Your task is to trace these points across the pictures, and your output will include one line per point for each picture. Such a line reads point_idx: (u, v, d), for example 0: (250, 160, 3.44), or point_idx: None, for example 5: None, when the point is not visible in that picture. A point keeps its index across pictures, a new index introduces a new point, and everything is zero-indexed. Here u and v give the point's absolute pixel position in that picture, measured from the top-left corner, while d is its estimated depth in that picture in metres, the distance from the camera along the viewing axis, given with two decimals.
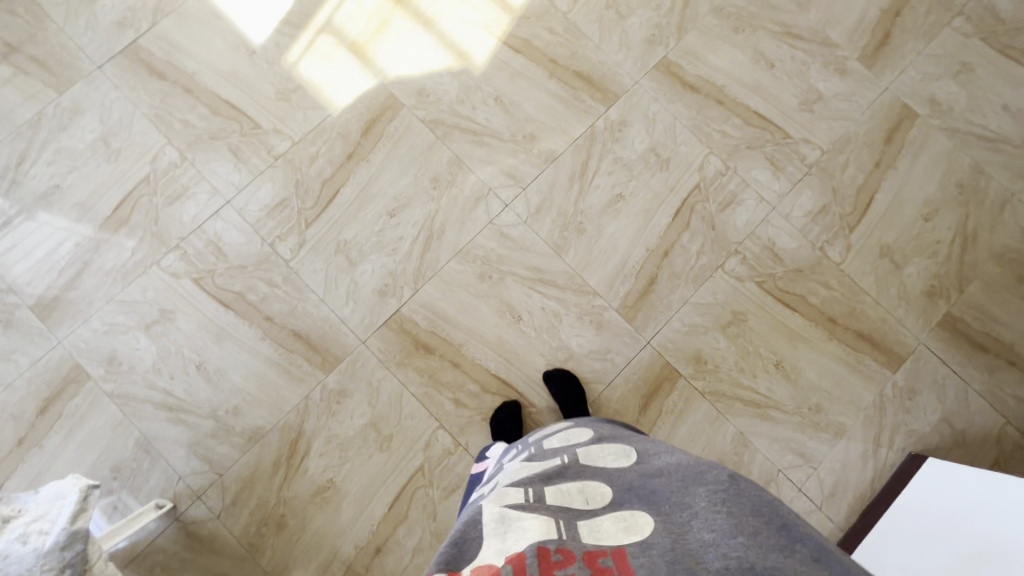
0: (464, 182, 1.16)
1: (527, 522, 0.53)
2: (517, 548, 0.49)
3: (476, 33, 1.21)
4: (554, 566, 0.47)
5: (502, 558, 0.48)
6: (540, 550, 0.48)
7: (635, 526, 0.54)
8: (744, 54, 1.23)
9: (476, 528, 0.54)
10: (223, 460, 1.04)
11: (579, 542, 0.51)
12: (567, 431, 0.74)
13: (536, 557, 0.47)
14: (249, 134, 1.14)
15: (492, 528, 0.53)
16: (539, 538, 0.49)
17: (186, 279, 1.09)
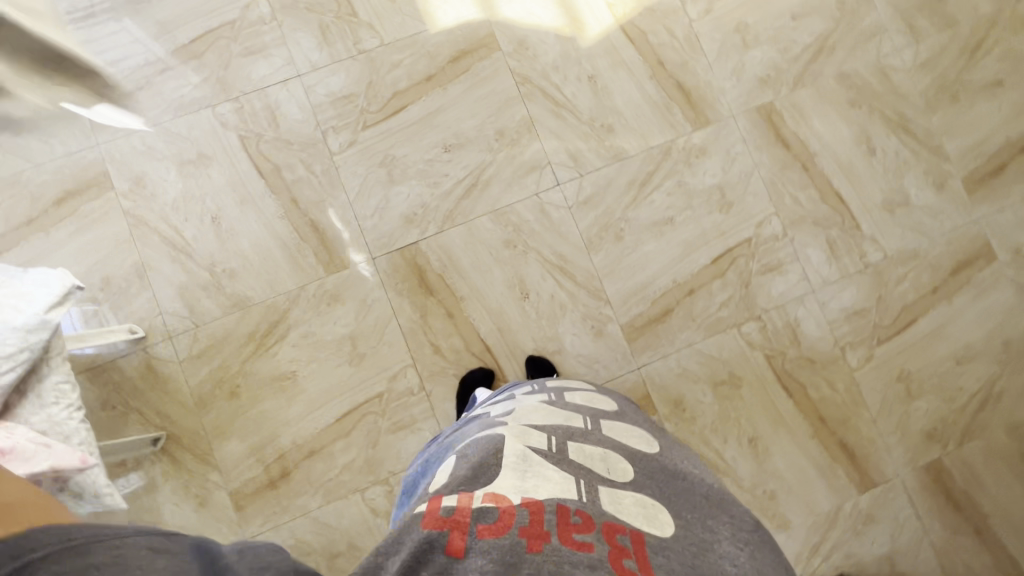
0: (527, 147, 1.13)
1: (549, 471, 0.51)
2: (537, 496, 0.47)
3: (596, 6, 1.16)
4: (571, 528, 0.45)
5: (519, 497, 0.47)
6: (558, 508, 0.47)
7: (656, 518, 0.50)
8: (851, 130, 1.18)
9: (490, 465, 0.51)
10: (204, 313, 1.06)
11: (599, 510, 0.49)
12: (588, 392, 0.75)
13: (554, 513, 0.46)
14: (343, 19, 1.12)
15: (511, 461, 0.52)
16: (559, 494, 0.48)
17: (233, 133, 1.09)
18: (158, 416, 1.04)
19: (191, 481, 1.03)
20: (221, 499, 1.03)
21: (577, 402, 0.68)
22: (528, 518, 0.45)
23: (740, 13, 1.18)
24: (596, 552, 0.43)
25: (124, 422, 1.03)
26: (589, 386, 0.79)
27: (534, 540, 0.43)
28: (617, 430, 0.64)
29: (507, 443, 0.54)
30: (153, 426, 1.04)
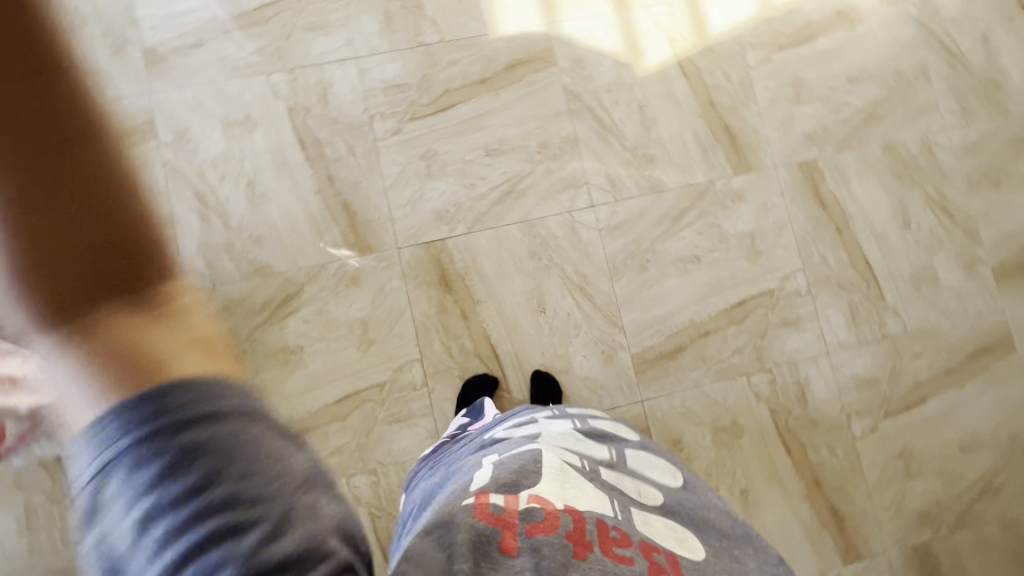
0: (567, 164, 1.14)
1: (585, 487, 0.51)
2: (578, 506, 0.47)
3: (658, 38, 1.17)
4: (611, 541, 0.44)
5: (561, 503, 0.47)
6: (598, 522, 0.46)
7: (688, 544, 0.49)
8: (889, 201, 1.18)
9: (530, 473, 0.51)
10: (223, 275, 1.07)
11: (635, 528, 0.48)
12: (610, 420, 0.74)
13: (594, 526, 0.45)
14: (408, 10, 1.13)
15: (550, 473, 0.52)
16: (597, 508, 0.48)
17: (283, 103, 1.10)
18: None
19: None
20: None
21: (601, 427, 0.68)
22: (570, 524, 0.44)
23: (797, 67, 1.19)
24: (637, 566, 0.41)
25: None
26: (606, 415, 0.78)
27: (581, 547, 0.42)
28: (642, 460, 0.64)
29: (544, 459, 0.54)
30: None
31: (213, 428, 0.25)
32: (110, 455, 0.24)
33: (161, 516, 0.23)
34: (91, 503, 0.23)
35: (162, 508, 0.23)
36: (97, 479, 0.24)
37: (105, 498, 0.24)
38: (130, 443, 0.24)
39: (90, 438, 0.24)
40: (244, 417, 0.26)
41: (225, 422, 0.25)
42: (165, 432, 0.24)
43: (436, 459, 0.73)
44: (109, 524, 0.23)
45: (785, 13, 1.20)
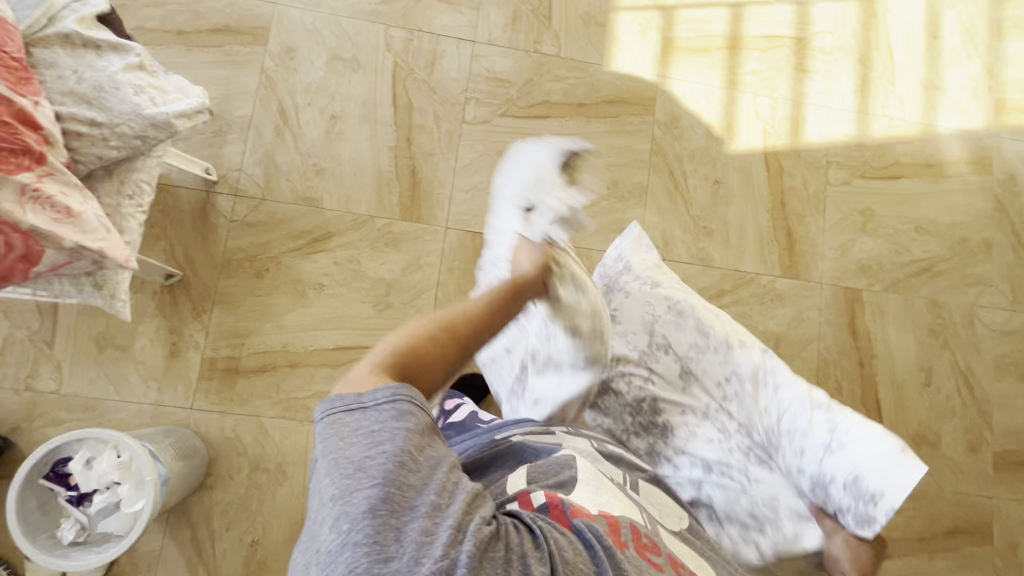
0: (630, 209, 1.15)
1: (616, 495, 0.51)
2: (612, 512, 0.47)
3: (755, 126, 1.20)
4: (645, 548, 0.45)
5: (596, 509, 0.47)
6: (632, 528, 0.46)
7: (705, 568, 0.49)
8: (918, 355, 1.18)
9: (568, 479, 0.51)
10: (275, 191, 1.08)
11: (663, 542, 0.48)
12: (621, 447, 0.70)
13: (628, 531, 0.45)
14: (537, 17, 1.17)
15: (585, 480, 0.51)
16: (630, 516, 0.48)
17: (390, 57, 1.13)
18: (183, 257, 1.04)
19: (176, 328, 1.03)
20: (192, 360, 1.02)
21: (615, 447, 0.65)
22: (607, 526, 0.44)
23: (873, 200, 1.21)
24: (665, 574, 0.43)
25: (151, 246, 1.04)
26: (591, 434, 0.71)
27: (620, 541, 0.43)
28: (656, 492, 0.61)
29: (579, 463, 0.54)
30: (174, 263, 1.04)
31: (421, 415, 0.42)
32: (364, 405, 0.41)
33: (373, 436, 0.39)
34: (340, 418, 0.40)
35: (386, 429, 0.40)
36: (345, 409, 0.41)
37: (351, 420, 0.41)
38: (377, 398, 0.42)
39: (354, 393, 0.42)
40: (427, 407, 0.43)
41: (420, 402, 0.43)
42: (389, 398, 0.42)
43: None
44: (351, 431, 0.40)
45: (878, 146, 1.23)
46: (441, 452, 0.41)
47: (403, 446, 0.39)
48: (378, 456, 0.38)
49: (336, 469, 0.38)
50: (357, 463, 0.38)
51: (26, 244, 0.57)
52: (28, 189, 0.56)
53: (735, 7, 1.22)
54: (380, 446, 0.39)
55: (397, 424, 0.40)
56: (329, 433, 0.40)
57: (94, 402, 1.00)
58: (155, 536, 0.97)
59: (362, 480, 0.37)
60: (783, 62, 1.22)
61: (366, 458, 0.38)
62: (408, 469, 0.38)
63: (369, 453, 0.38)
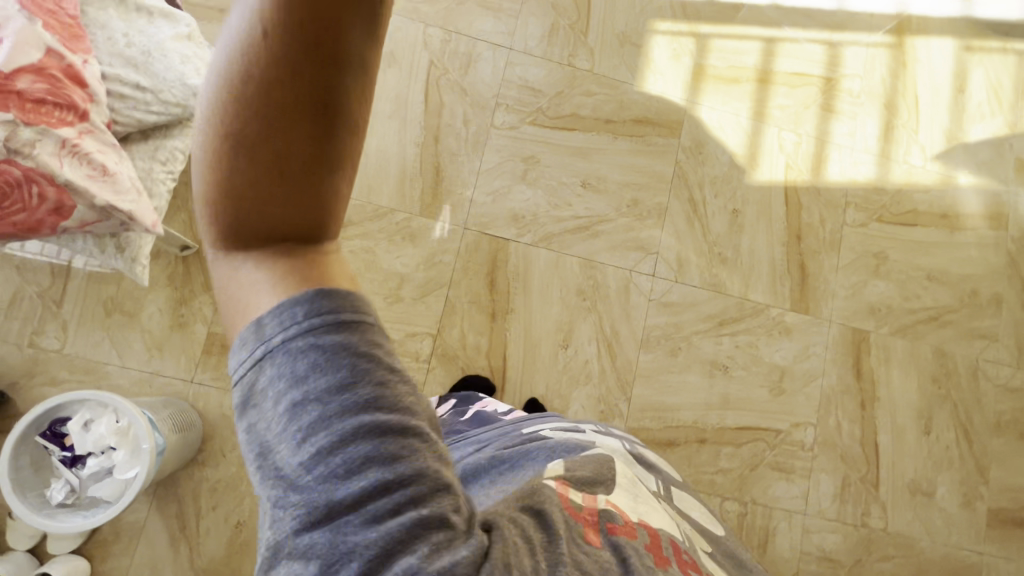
0: (647, 228, 1.16)
1: (653, 503, 0.49)
2: (652, 522, 0.45)
3: (777, 159, 1.21)
4: (686, 565, 0.43)
5: (637, 519, 0.44)
6: (672, 543, 0.44)
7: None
8: (920, 401, 1.18)
9: (605, 476, 0.48)
10: None
11: (700, 559, 0.46)
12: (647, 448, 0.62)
13: (668, 546, 0.43)
14: (574, 31, 1.19)
15: (622, 484, 0.49)
16: (668, 530, 0.46)
17: (427, 55, 1.14)
18: (200, 230, 1.04)
19: (185, 300, 1.02)
20: (198, 333, 1.02)
21: (641, 449, 0.60)
22: (648, 542, 0.42)
23: (888, 243, 1.22)
24: None
25: (170, 216, 1.04)
26: (610, 428, 0.63)
27: (659, 558, 0.41)
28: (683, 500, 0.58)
29: (616, 467, 0.51)
30: (191, 235, 1.04)
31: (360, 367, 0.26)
32: (280, 360, 0.26)
33: (296, 421, 0.25)
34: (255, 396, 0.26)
35: (317, 407, 0.25)
36: (252, 362, 0.26)
37: (268, 394, 0.26)
38: (291, 338, 0.25)
39: (255, 319, 0.26)
40: (367, 321, 0.27)
41: (352, 323, 0.26)
42: (305, 333, 0.25)
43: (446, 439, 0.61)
44: (273, 420, 0.26)
45: (897, 192, 1.24)
46: (399, 411, 0.26)
47: (340, 438, 0.25)
48: (311, 463, 0.25)
49: (266, 486, 0.26)
50: (289, 479, 0.25)
51: (59, 198, 0.56)
52: (67, 144, 0.56)
53: (768, 42, 1.24)
54: (313, 441, 0.25)
55: (337, 404, 0.25)
56: (241, 417, 0.27)
57: (95, 365, 0.99)
58: (139, 506, 0.96)
59: (301, 506, 0.25)
60: (811, 99, 1.24)
61: (301, 473, 0.25)
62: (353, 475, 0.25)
63: (304, 462, 0.25)
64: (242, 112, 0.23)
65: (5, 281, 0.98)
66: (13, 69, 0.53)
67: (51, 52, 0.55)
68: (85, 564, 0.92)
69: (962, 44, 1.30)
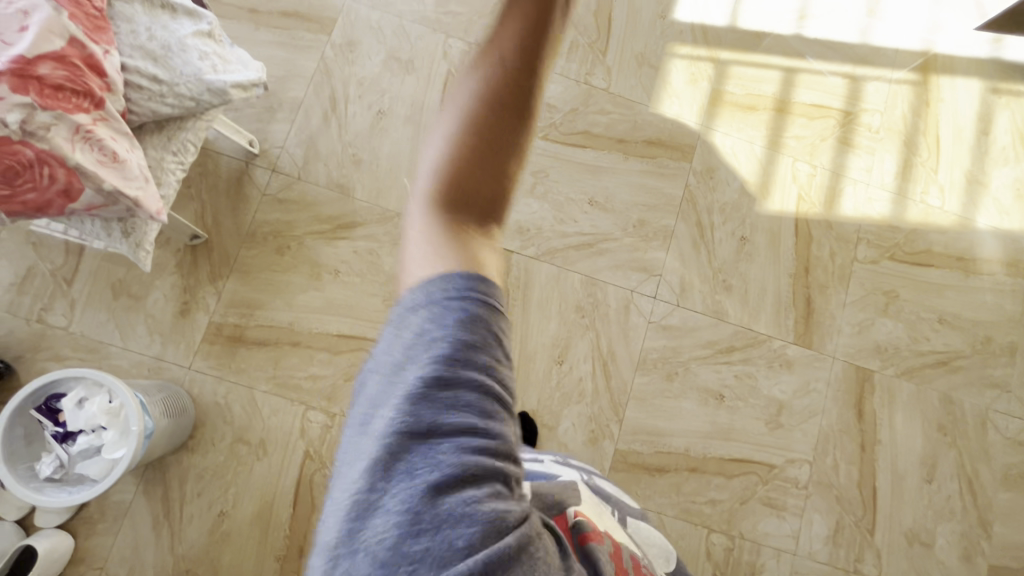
0: (652, 250, 1.15)
1: (614, 525, 0.49)
2: (614, 537, 0.46)
3: (790, 190, 1.20)
4: None
5: (603, 535, 0.45)
6: (631, 561, 0.45)
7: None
8: (923, 447, 1.14)
9: (570, 492, 0.49)
10: (311, 173, 1.10)
11: None
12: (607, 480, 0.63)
13: (629, 564, 0.44)
14: (592, 50, 1.20)
15: (587, 502, 0.50)
16: (629, 550, 0.46)
17: (446, 65, 1.16)
18: (211, 221, 1.07)
19: (190, 288, 1.05)
20: (199, 321, 1.04)
21: (602, 480, 0.61)
22: (613, 557, 0.43)
23: (899, 283, 1.20)
24: None
25: (183, 205, 1.06)
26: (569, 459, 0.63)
27: (619, 570, 0.42)
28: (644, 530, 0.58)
29: (578, 490, 0.52)
30: (202, 225, 1.07)
31: (488, 342, 0.35)
32: (431, 309, 0.35)
33: (434, 362, 0.34)
34: (406, 329, 0.35)
35: (451, 355, 0.34)
36: (415, 310, 0.36)
37: (415, 331, 0.35)
38: (448, 305, 0.35)
39: (428, 288, 0.36)
40: (501, 317, 0.36)
41: (492, 313, 0.36)
42: (466, 304, 0.35)
43: None
44: (412, 347, 0.35)
45: (912, 231, 1.21)
46: (504, 387, 0.35)
47: (462, 383, 0.34)
48: (436, 391, 0.33)
49: (388, 392, 0.35)
50: (411, 395, 0.34)
51: (68, 180, 0.58)
52: (81, 129, 0.58)
53: (788, 72, 1.24)
54: (440, 376, 0.34)
55: (467, 358, 0.34)
56: (389, 339, 0.36)
57: (98, 345, 1.01)
58: (127, 487, 0.97)
59: (412, 417, 0.33)
60: (828, 132, 1.23)
61: (421, 394, 0.33)
62: (460, 413, 0.34)
63: (427, 387, 0.34)
64: (473, 135, 0.38)
65: (21, 257, 1.02)
66: (36, 55, 0.55)
67: (74, 42, 0.58)
68: (69, 540, 0.94)
69: (989, 86, 1.27)
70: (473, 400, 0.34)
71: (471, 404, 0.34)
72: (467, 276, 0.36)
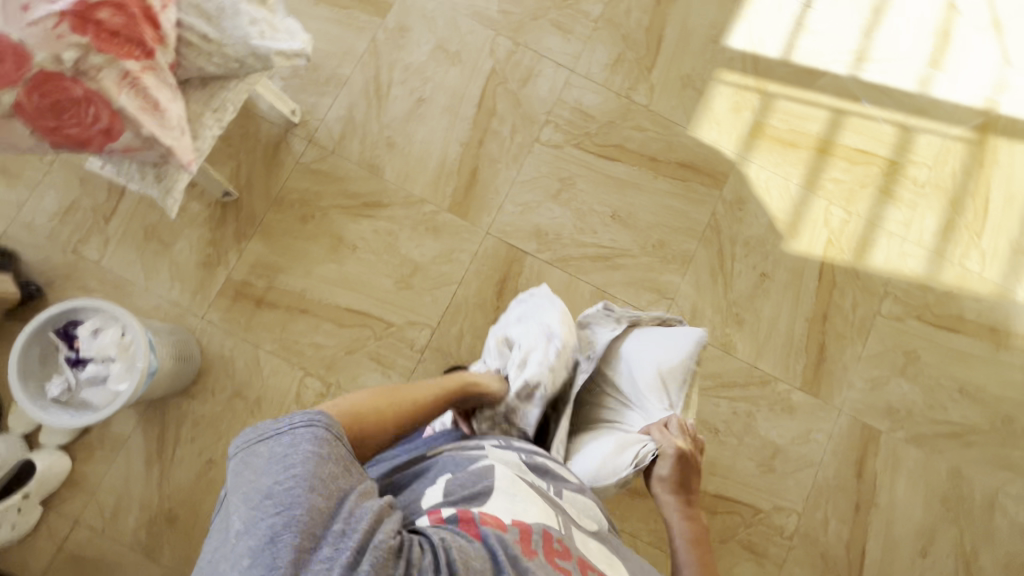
0: (668, 273, 1.14)
1: (531, 500, 0.58)
2: (524, 519, 0.54)
3: (819, 233, 1.17)
4: (553, 550, 0.52)
5: (509, 518, 0.54)
6: (543, 532, 0.54)
7: (617, 568, 0.58)
8: (921, 519, 1.09)
9: (479, 486, 0.58)
10: (345, 149, 1.13)
11: (573, 543, 0.56)
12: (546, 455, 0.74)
13: (539, 535, 0.53)
14: (638, 65, 1.20)
15: (501, 486, 0.59)
16: (543, 521, 0.56)
17: (491, 61, 1.17)
18: (245, 181, 1.11)
19: (215, 242, 1.09)
20: (218, 274, 1.08)
21: (537, 457, 0.71)
22: (516, 533, 0.52)
23: (921, 345, 1.15)
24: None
25: (222, 162, 1.11)
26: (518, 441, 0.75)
27: (524, 545, 0.51)
28: (576, 499, 0.68)
29: (496, 474, 0.61)
30: (236, 183, 1.11)
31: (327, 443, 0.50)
32: (278, 434, 0.49)
33: (285, 467, 0.47)
34: (256, 451, 0.48)
35: (295, 458, 0.47)
36: (267, 440, 0.49)
37: (264, 450, 0.48)
38: (292, 428, 0.50)
39: (277, 424, 0.50)
40: (333, 425, 0.51)
41: (325, 424, 0.51)
42: (317, 420, 0.51)
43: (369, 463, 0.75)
44: (263, 461, 0.48)
45: (944, 293, 1.16)
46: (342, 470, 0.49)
47: (307, 471, 0.46)
48: (287, 482, 0.46)
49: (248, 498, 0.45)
50: (266, 493, 0.45)
51: (110, 122, 0.62)
52: (129, 75, 0.62)
53: (836, 112, 1.21)
54: (288, 474, 0.46)
55: (311, 452, 0.48)
56: (243, 461, 0.48)
57: (123, 283, 1.07)
58: (128, 421, 1.02)
59: (271, 507, 0.44)
60: (869, 180, 1.19)
61: (276, 487, 0.45)
62: (317, 479, 0.46)
63: (279, 481, 0.46)
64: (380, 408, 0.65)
65: (67, 189, 1.08)
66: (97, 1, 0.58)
67: None
68: (65, 461, 0.99)
69: None
70: (316, 481, 0.46)
71: (314, 483, 0.46)
72: (311, 415, 0.51)
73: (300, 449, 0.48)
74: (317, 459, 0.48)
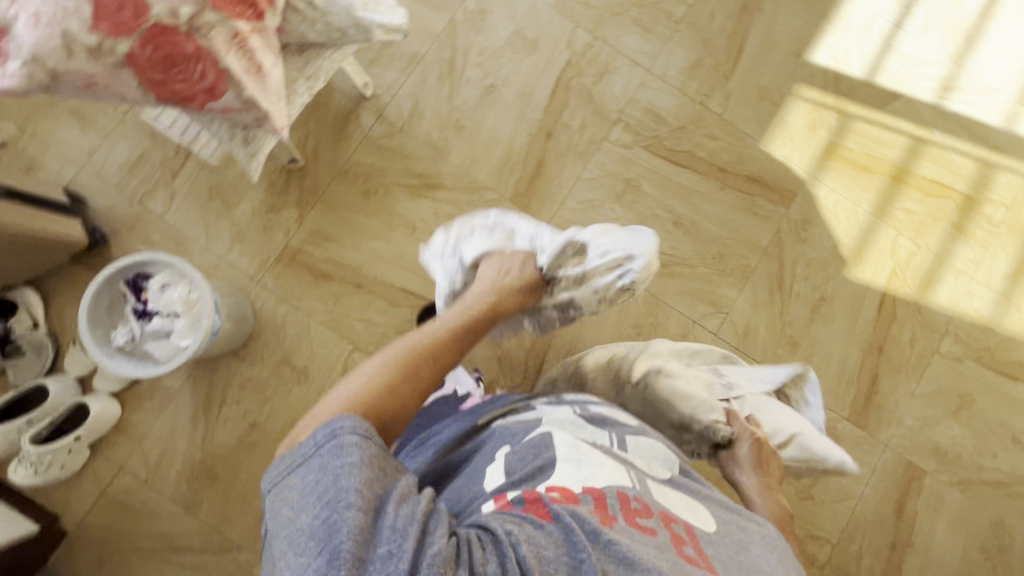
0: (725, 286, 1.12)
1: (598, 460, 0.56)
2: (596, 484, 0.53)
3: (885, 263, 1.14)
4: (635, 511, 0.51)
5: (580, 486, 0.52)
6: (619, 495, 0.52)
7: (700, 514, 0.56)
8: (957, 565, 1.07)
9: (540, 459, 0.56)
10: (413, 128, 1.13)
11: (652, 498, 0.55)
12: (602, 405, 0.72)
13: (615, 499, 0.52)
14: (716, 71, 1.17)
15: (563, 454, 0.57)
16: (616, 482, 0.54)
17: (567, 53, 1.15)
18: (311, 150, 1.11)
19: (276, 208, 1.09)
20: (277, 240, 1.08)
21: (593, 407, 0.69)
22: (593, 503, 0.50)
23: (977, 388, 1.12)
24: (659, 535, 0.50)
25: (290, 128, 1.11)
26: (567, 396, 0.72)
27: (603, 514, 0.49)
28: (643, 447, 0.64)
29: (555, 442, 0.58)
30: (302, 151, 1.11)
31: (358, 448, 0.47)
32: (306, 460, 0.47)
33: (320, 495, 0.44)
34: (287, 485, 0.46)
35: (328, 479, 0.45)
36: (295, 471, 0.47)
37: (296, 481, 0.46)
38: (317, 446, 0.47)
39: (302, 450, 0.47)
40: (358, 427, 0.48)
41: (350, 431, 0.48)
42: (341, 429, 0.48)
43: (413, 438, 0.74)
44: (297, 496, 0.45)
45: (1007, 338, 1.13)
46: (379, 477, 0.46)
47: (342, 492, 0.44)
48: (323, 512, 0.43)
49: (289, 542, 0.43)
50: (306, 531, 0.43)
51: (215, 80, 0.62)
52: (238, 36, 0.61)
53: (915, 140, 1.17)
54: (324, 501, 0.43)
55: (340, 468, 0.45)
56: (276, 501, 0.46)
57: (184, 239, 1.08)
58: (178, 375, 1.03)
59: (313, 547, 0.41)
60: (943, 214, 1.15)
61: (314, 522, 0.43)
62: (354, 500, 0.43)
63: (316, 514, 0.43)
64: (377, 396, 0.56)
65: (138, 141, 1.09)
66: None
67: None
68: (115, 408, 1.00)
69: None
70: (354, 501, 0.43)
71: (353, 502, 0.43)
72: (334, 426, 0.48)
73: (331, 469, 0.45)
74: (350, 474, 0.45)
